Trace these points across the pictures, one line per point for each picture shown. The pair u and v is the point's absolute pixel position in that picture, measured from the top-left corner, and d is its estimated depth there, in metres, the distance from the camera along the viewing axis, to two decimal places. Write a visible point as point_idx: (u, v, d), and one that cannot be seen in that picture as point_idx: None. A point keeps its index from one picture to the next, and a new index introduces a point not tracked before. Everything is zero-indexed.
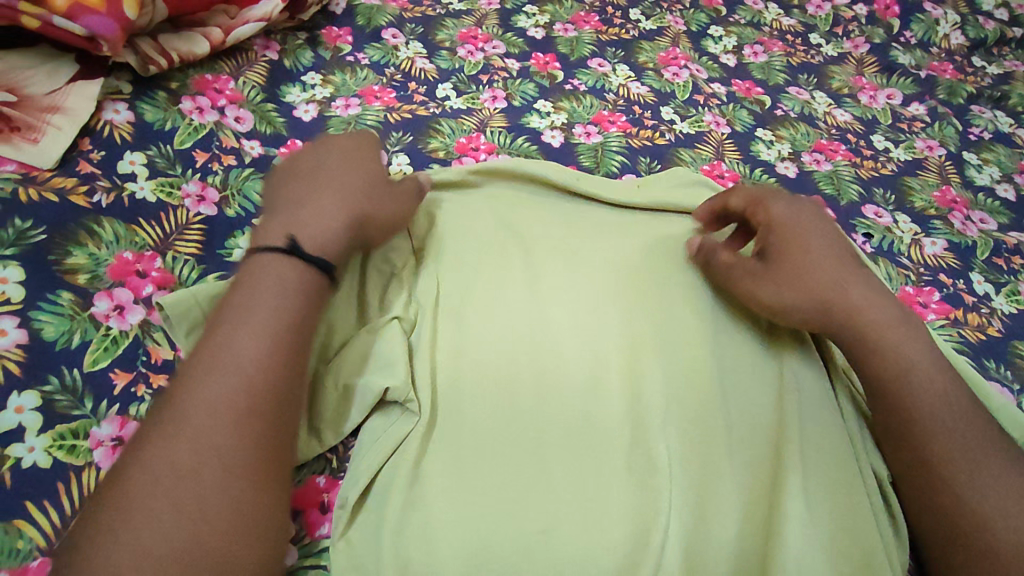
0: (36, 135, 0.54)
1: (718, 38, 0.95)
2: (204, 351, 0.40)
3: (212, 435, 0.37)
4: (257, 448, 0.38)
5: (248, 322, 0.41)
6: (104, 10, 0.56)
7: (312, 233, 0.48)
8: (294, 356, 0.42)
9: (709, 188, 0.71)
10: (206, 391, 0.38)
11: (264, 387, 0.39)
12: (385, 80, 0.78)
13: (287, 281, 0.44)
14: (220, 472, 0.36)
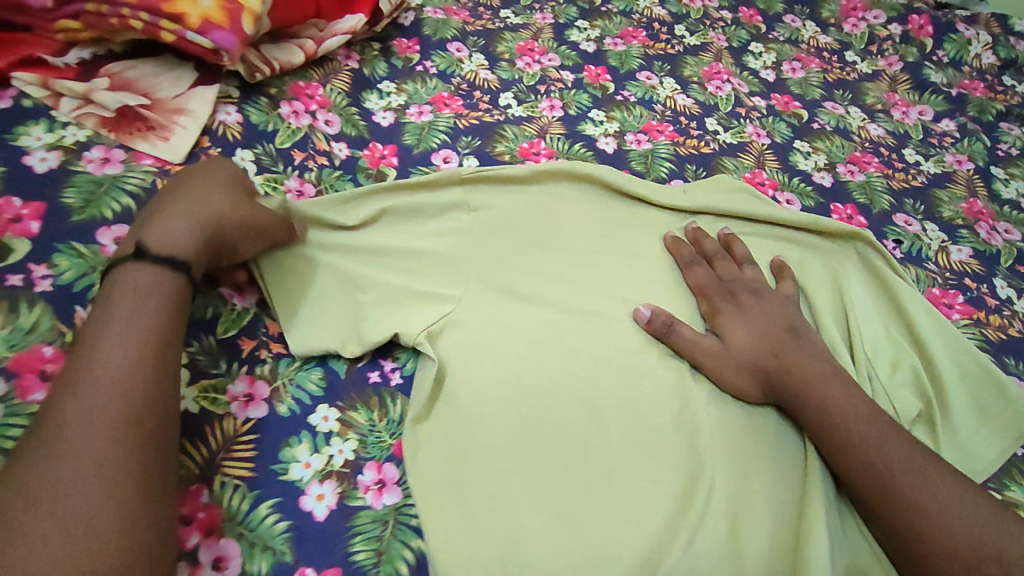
0: (167, 134, 0.62)
1: (759, 55, 1.01)
2: (71, 364, 0.41)
3: (83, 441, 0.37)
4: (129, 450, 0.38)
5: (108, 331, 0.42)
6: (228, 26, 0.63)
7: (164, 238, 0.48)
8: (163, 353, 0.43)
9: (751, 195, 0.77)
10: (72, 403, 0.39)
11: (132, 387, 0.40)
12: (453, 88, 0.86)
13: (137, 285, 0.45)
14: (90, 478, 0.36)
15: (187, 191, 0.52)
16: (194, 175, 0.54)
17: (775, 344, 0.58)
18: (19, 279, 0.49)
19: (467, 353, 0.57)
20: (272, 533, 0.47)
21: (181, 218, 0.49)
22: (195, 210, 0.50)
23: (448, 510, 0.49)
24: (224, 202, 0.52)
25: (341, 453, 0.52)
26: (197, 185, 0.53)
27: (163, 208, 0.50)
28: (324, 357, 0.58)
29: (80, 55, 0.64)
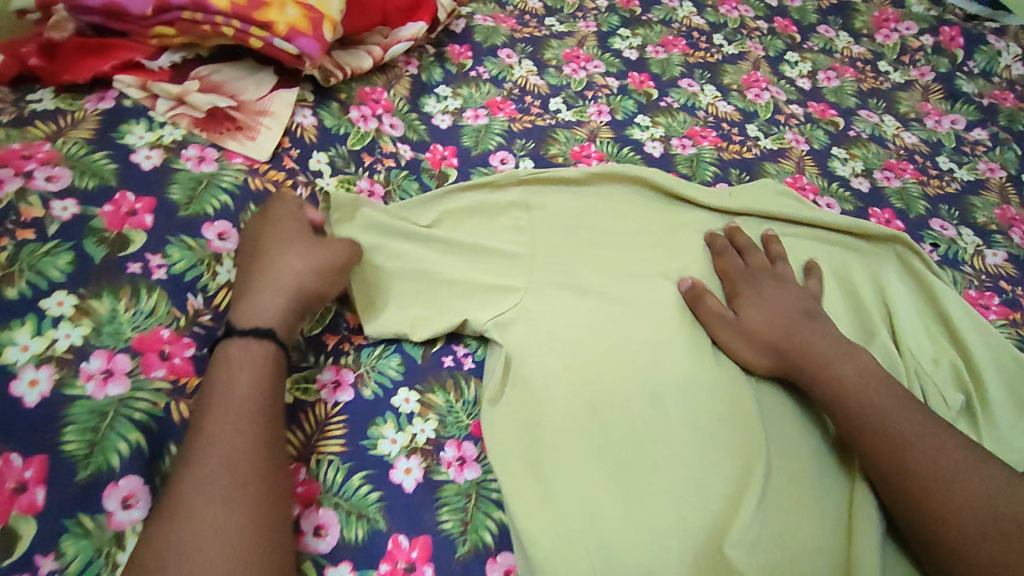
0: (253, 134, 0.68)
1: (795, 64, 1.04)
2: (190, 429, 0.46)
3: (198, 512, 0.42)
4: (238, 511, 0.43)
5: (224, 397, 0.47)
6: (311, 33, 0.68)
7: (248, 312, 0.53)
8: (257, 417, 0.47)
9: (794, 199, 0.80)
10: (187, 479, 0.44)
11: (235, 454, 0.45)
12: (506, 93, 0.90)
13: (232, 357, 0.50)
14: (209, 544, 0.41)
15: (259, 257, 0.57)
16: (271, 227, 0.59)
17: (792, 325, 0.62)
18: (138, 267, 0.55)
19: (533, 343, 0.61)
20: (366, 503, 0.51)
21: (264, 294, 0.54)
22: (270, 281, 0.55)
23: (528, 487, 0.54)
24: (296, 259, 0.57)
25: (423, 432, 0.56)
26: (265, 248, 0.57)
27: (247, 287, 0.55)
28: (401, 345, 0.62)
29: (172, 58, 0.69)
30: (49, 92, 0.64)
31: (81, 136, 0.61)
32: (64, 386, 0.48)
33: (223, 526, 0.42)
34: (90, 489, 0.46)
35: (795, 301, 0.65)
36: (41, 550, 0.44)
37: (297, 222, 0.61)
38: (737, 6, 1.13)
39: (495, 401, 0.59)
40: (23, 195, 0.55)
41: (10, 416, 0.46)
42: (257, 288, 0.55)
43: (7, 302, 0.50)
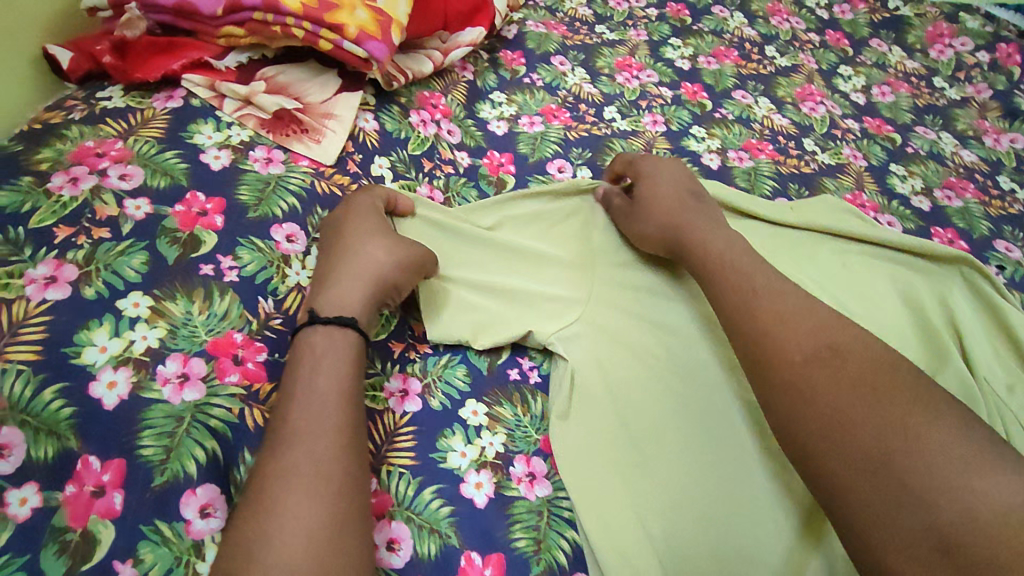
0: (319, 136, 0.67)
1: (848, 77, 1.03)
2: (299, 395, 0.47)
3: (285, 501, 0.41)
4: (325, 501, 0.42)
5: (335, 369, 0.49)
6: (380, 38, 0.68)
7: (335, 301, 0.53)
8: (341, 406, 0.47)
9: (855, 215, 0.79)
10: (270, 467, 0.43)
11: (319, 444, 0.44)
12: (560, 100, 0.89)
13: (318, 346, 0.50)
14: (298, 533, 0.40)
15: (340, 245, 0.57)
16: (350, 215, 0.59)
17: (678, 200, 0.66)
18: (210, 269, 0.55)
19: (599, 349, 0.61)
20: (437, 517, 0.50)
21: (351, 284, 0.54)
22: (356, 270, 0.55)
23: (601, 496, 0.53)
24: (377, 251, 0.57)
25: (492, 445, 0.55)
26: (347, 236, 0.58)
27: (333, 276, 0.55)
28: (466, 355, 0.61)
29: (238, 59, 0.68)
30: (119, 90, 0.65)
31: (151, 135, 0.60)
32: (142, 389, 0.48)
33: (309, 516, 0.41)
34: (166, 496, 0.45)
35: (687, 189, 0.68)
36: (119, 556, 0.43)
37: (375, 208, 0.61)
38: (788, 18, 1.12)
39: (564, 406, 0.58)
40: (97, 193, 0.55)
41: (89, 418, 0.46)
42: (341, 279, 0.55)
43: (85, 302, 0.49)
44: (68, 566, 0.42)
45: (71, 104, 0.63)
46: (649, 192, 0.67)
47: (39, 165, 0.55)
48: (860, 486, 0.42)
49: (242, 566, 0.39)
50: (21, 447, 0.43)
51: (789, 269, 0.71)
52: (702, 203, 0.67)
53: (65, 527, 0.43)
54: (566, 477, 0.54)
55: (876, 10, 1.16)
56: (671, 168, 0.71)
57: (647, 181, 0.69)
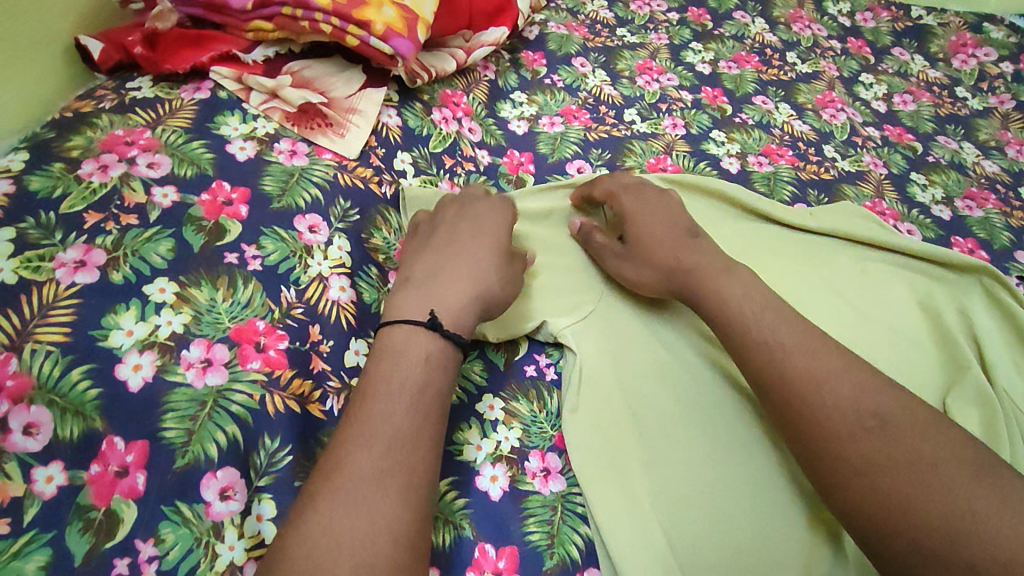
0: (343, 130, 0.68)
1: (870, 85, 1.02)
2: (375, 388, 0.48)
3: (379, 504, 0.43)
4: (408, 510, 0.44)
5: (412, 365, 0.50)
6: (406, 34, 0.69)
7: (449, 313, 0.54)
8: (435, 420, 0.48)
9: (875, 222, 0.79)
10: (363, 465, 0.44)
11: (412, 455, 0.46)
12: (581, 102, 0.90)
13: (432, 355, 0.51)
14: (382, 539, 0.42)
15: (468, 255, 0.58)
16: (458, 231, 0.61)
17: (670, 237, 0.62)
18: (235, 257, 0.56)
19: (615, 348, 0.61)
20: (453, 509, 0.51)
21: (470, 298, 0.56)
22: (475, 287, 0.56)
23: (641, 501, 0.53)
24: (493, 272, 0.59)
25: (507, 440, 0.56)
26: (477, 249, 0.59)
27: (446, 285, 0.56)
28: (482, 350, 0.61)
29: (265, 53, 0.69)
30: (148, 80, 0.66)
31: (179, 125, 0.61)
32: (166, 372, 0.49)
33: (401, 524, 0.43)
34: (187, 478, 0.46)
35: (674, 219, 0.64)
36: (140, 536, 0.44)
37: (484, 226, 0.62)
38: (809, 25, 1.12)
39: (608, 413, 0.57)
40: (126, 180, 0.56)
41: (114, 400, 0.47)
42: (458, 291, 0.55)
43: (112, 286, 0.50)
44: (92, 544, 0.43)
45: (101, 93, 0.64)
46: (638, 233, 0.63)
47: (70, 152, 0.56)
48: (895, 499, 0.45)
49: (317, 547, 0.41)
50: (47, 426, 0.45)
51: (804, 273, 0.71)
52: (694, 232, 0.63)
53: (89, 505, 0.44)
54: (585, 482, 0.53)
55: (899, 18, 1.16)
56: (652, 197, 0.67)
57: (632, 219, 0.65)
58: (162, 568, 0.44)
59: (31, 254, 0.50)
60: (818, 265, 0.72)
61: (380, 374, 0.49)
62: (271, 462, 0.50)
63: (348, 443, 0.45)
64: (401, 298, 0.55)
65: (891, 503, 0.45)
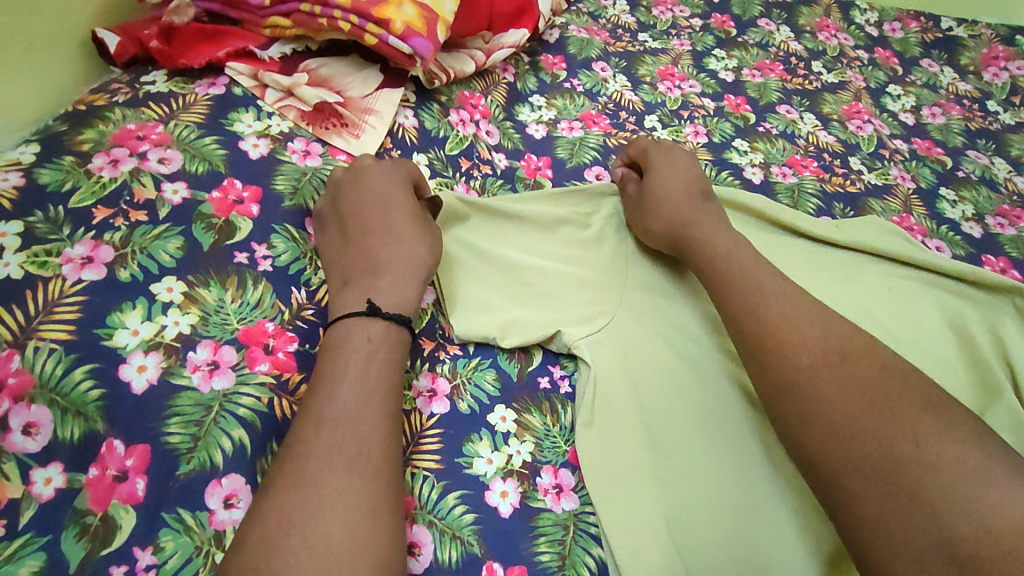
0: (358, 131, 0.67)
1: (898, 97, 1.00)
2: (324, 372, 0.47)
3: (331, 486, 0.41)
4: (372, 493, 0.42)
5: (355, 348, 0.49)
6: (425, 34, 0.67)
7: (387, 298, 0.53)
8: (390, 398, 0.47)
9: (902, 237, 0.76)
10: (314, 449, 0.43)
11: (367, 431, 0.45)
12: (600, 107, 0.88)
13: (375, 336, 0.50)
14: (339, 515, 0.40)
15: (392, 243, 0.56)
16: (374, 210, 0.58)
17: (685, 194, 0.66)
18: (245, 257, 0.54)
19: (626, 355, 0.59)
20: (461, 524, 0.49)
21: (402, 282, 0.54)
22: (405, 271, 0.55)
23: (621, 500, 0.51)
24: (419, 249, 0.57)
25: (519, 453, 0.54)
26: (399, 234, 0.57)
27: (377, 275, 0.54)
28: (496, 359, 0.59)
29: (283, 50, 0.68)
30: (163, 75, 0.65)
31: (192, 120, 0.60)
32: (171, 374, 0.47)
33: (353, 507, 0.41)
34: (191, 484, 0.45)
35: (690, 182, 0.68)
36: (139, 543, 0.43)
37: (394, 197, 0.59)
38: (836, 34, 1.09)
39: (585, 408, 0.56)
40: (136, 175, 0.55)
41: (116, 400, 0.45)
42: (394, 277, 0.54)
43: (118, 284, 0.49)
44: (87, 550, 0.42)
45: (116, 87, 0.63)
46: (657, 186, 0.67)
47: (82, 145, 0.55)
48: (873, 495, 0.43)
49: (268, 534, 0.39)
50: (47, 427, 0.44)
51: (828, 288, 0.69)
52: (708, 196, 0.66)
53: (86, 509, 0.43)
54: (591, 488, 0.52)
55: (928, 29, 1.13)
56: (678, 160, 0.71)
57: (653, 175, 0.68)
58: None
59: (38, 249, 0.48)
60: (846, 281, 0.70)
61: (327, 361, 0.48)
62: None
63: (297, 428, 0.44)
64: (341, 295, 0.53)
65: (874, 481, 0.43)
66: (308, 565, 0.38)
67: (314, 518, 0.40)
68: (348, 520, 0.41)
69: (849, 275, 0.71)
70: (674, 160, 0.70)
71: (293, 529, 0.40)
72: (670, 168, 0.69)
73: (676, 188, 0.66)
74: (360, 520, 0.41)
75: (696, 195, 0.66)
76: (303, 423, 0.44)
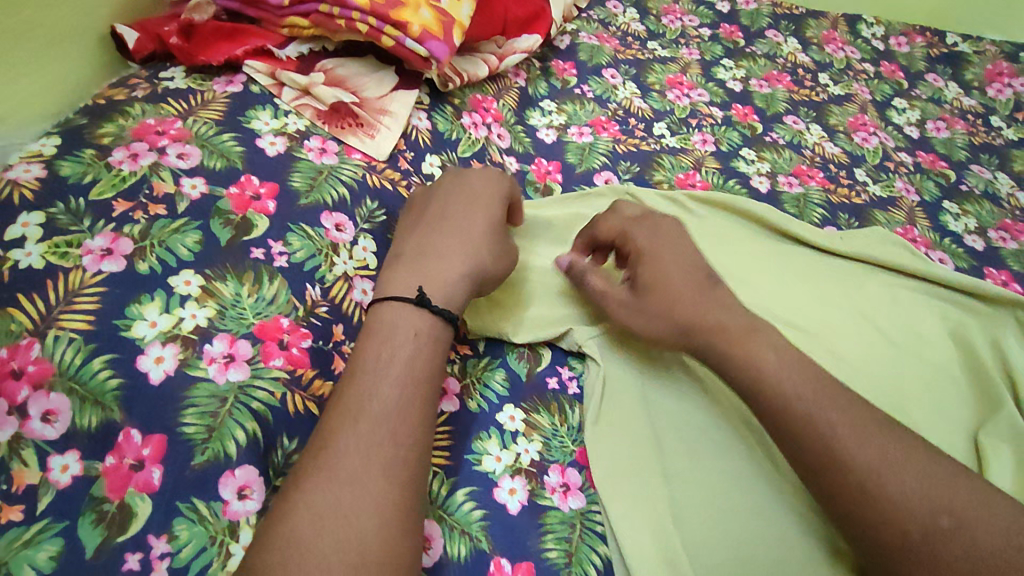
0: (373, 131, 0.67)
1: (903, 110, 1.01)
2: (358, 365, 0.48)
3: (363, 480, 0.42)
4: (401, 488, 0.43)
5: (398, 343, 0.49)
6: (441, 38, 0.68)
7: (440, 292, 0.54)
8: (427, 398, 0.48)
9: (906, 248, 0.77)
10: (349, 443, 0.44)
11: (405, 433, 0.45)
12: (610, 113, 0.89)
13: (422, 330, 0.51)
14: (372, 517, 0.41)
15: (458, 241, 0.57)
16: (454, 208, 0.60)
17: (691, 283, 0.56)
18: (261, 253, 0.55)
19: (641, 357, 0.61)
20: (469, 519, 0.50)
21: (457, 277, 0.55)
22: (463, 268, 0.56)
23: (634, 503, 0.52)
24: (488, 256, 0.58)
25: (527, 453, 0.54)
26: (469, 232, 0.58)
27: (435, 266, 0.55)
28: (505, 359, 0.60)
29: (300, 49, 0.69)
30: (181, 72, 0.66)
31: (210, 117, 0.61)
32: (188, 366, 0.48)
33: (384, 502, 0.42)
34: (207, 475, 0.45)
35: (690, 260, 0.59)
36: (154, 531, 0.43)
37: (473, 200, 0.61)
38: (843, 47, 1.11)
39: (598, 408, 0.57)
40: (156, 169, 0.55)
41: (134, 391, 0.46)
42: (452, 273, 0.55)
43: (138, 276, 0.50)
44: (104, 537, 0.42)
45: (135, 82, 0.64)
46: (649, 275, 0.57)
47: (101, 139, 0.56)
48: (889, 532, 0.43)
49: (295, 527, 0.40)
50: (66, 415, 0.44)
51: (831, 296, 0.70)
52: (715, 278, 0.57)
53: (103, 497, 0.43)
54: (602, 486, 0.52)
55: (934, 44, 1.15)
56: (670, 235, 0.61)
57: (642, 264, 0.58)
58: (174, 566, 0.43)
59: (59, 240, 0.49)
60: (848, 290, 0.71)
61: (363, 354, 0.49)
62: (287, 463, 0.49)
63: (330, 420, 0.45)
64: (394, 276, 0.55)
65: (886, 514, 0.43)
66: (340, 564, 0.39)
67: (343, 513, 0.41)
68: (376, 514, 0.41)
69: (851, 284, 0.71)
70: (660, 230, 0.61)
71: (321, 523, 0.40)
72: (655, 240, 0.60)
73: (673, 276, 0.57)
74: (387, 516, 0.42)
75: (701, 281, 0.57)
76: (335, 414, 0.45)
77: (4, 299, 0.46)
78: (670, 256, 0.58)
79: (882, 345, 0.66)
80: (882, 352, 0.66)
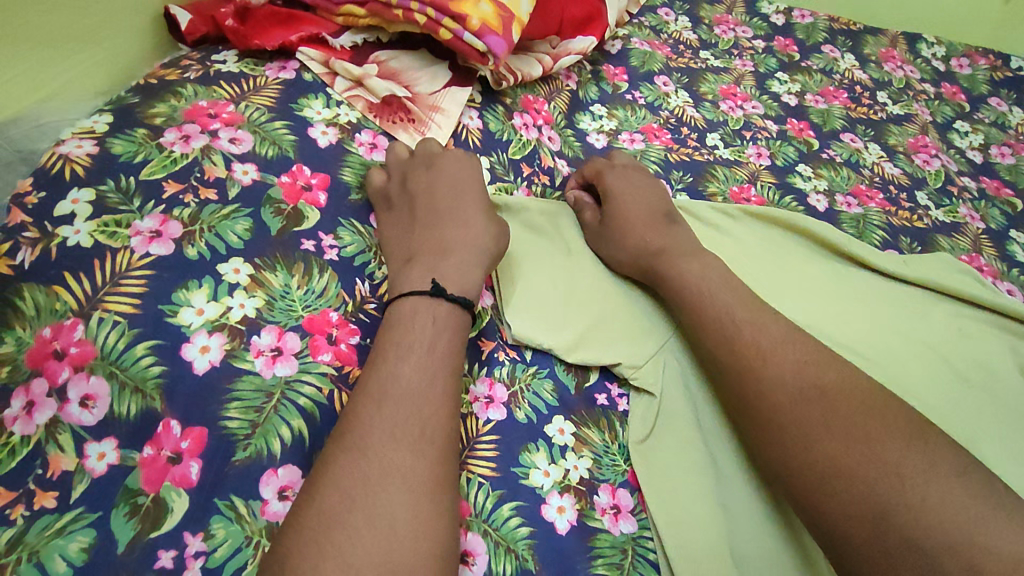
0: (423, 129, 0.65)
1: (966, 133, 0.97)
2: (379, 350, 0.46)
3: (390, 460, 0.40)
4: (432, 471, 0.40)
5: (417, 330, 0.47)
6: (500, 33, 0.66)
7: (459, 280, 0.51)
8: (451, 381, 0.45)
9: (972, 277, 0.74)
10: (374, 425, 0.41)
11: (435, 415, 0.43)
12: (662, 121, 0.86)
13: (441, 317, 0.48)
14: (405, 500, 0.39)
15: (453, 224, 0.56)
16: (434, 197, 0.57)
17: (646, 220, 0.64)
18: (311, 245, 0.53)
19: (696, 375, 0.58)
20: (515, 537, 0.47)
21: (472, 264, 0.53)
22: (472, 254, 0.54)
23: (685, 525, 0.49)
24: (487, 236, 0.56)
25: (576, 469, 0.52)
26: (468, 219, 0.56)
27: (442, 256, 0.53)
28: (554, 370, 0.57)
29: (353, 39, 0.67)
30: (233, 55, 0.64)
31: (263, 102, 0.59)
32: (234, 358, 0.46)
33: (414, 483, 0.39)
34: (247, 472, 0.43)
35: (654, 204, 0.67)
36: (190, 528, 0.41)
37: (452, 185, 0.58)
38: (901, 66, 1.07)
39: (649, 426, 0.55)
40: (207, 152, 0.54)
41: (176, 380, 0.44)
42: (465, 262, 0.53)
43: (186, 261, 0.48)
44: (137, 531, 0.40)
45: (186, 63, 0.62)
46: (615, 212, 0.65)
47: (153, 119, 0.55)
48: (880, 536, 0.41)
49: (321, 513, 0.37)
50: (105, 400, 0.43)
51: (895, 324, 0.66)
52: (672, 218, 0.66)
53: (138, 489, 0.41)
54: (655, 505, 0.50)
55: (997, 67, 1.11)
56: (634, 184, 0.69)
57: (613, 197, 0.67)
58: (208, 566, 0.40)
59: (107, 219, 0.48)
60: (916, 317, 0.67)
61: (381, 341, 0.46)
62: None
63: (354, 402, 0.42)
64: (405, 271, 0.52)
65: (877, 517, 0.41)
66: (373, 548, 0.36)
67: (374, 497, 0.38)
68: (401, 496, 0.39)
69: (918, 310, 0.68)
70: (637, 177, 0.70)
71: (347, 508, 0.38)
72: (629, 186, 0.68)
73: (634, 217, 0.65)
74: (412, 500, 0.39)
75: (658, 218, 0.65)
76: (358, 398, 0.43)
77: (51, 276, 0.45)
78: (632, 203, 0.66)
79: (956, 378, 0.62)
80: (953, 384, 0.62)
